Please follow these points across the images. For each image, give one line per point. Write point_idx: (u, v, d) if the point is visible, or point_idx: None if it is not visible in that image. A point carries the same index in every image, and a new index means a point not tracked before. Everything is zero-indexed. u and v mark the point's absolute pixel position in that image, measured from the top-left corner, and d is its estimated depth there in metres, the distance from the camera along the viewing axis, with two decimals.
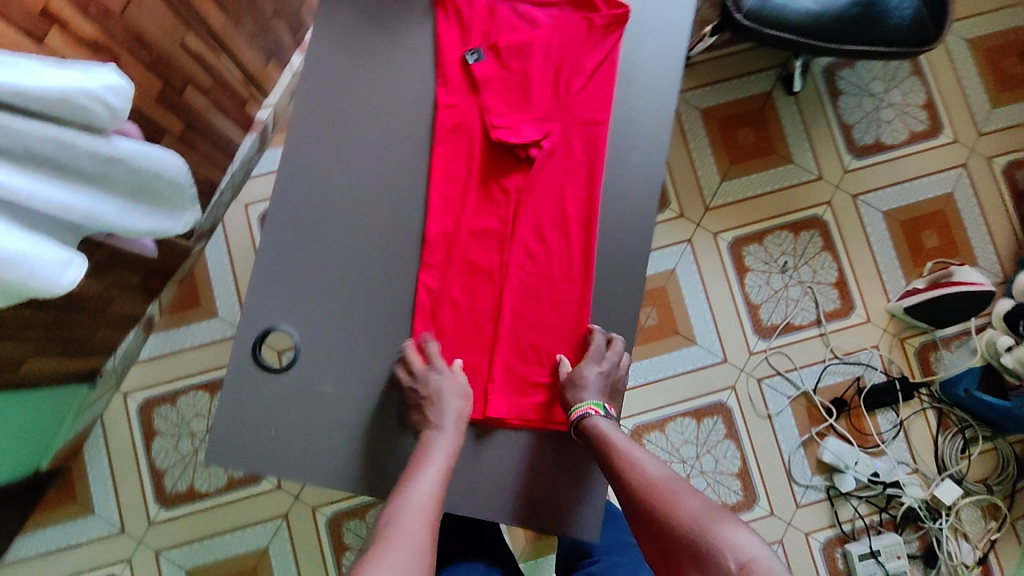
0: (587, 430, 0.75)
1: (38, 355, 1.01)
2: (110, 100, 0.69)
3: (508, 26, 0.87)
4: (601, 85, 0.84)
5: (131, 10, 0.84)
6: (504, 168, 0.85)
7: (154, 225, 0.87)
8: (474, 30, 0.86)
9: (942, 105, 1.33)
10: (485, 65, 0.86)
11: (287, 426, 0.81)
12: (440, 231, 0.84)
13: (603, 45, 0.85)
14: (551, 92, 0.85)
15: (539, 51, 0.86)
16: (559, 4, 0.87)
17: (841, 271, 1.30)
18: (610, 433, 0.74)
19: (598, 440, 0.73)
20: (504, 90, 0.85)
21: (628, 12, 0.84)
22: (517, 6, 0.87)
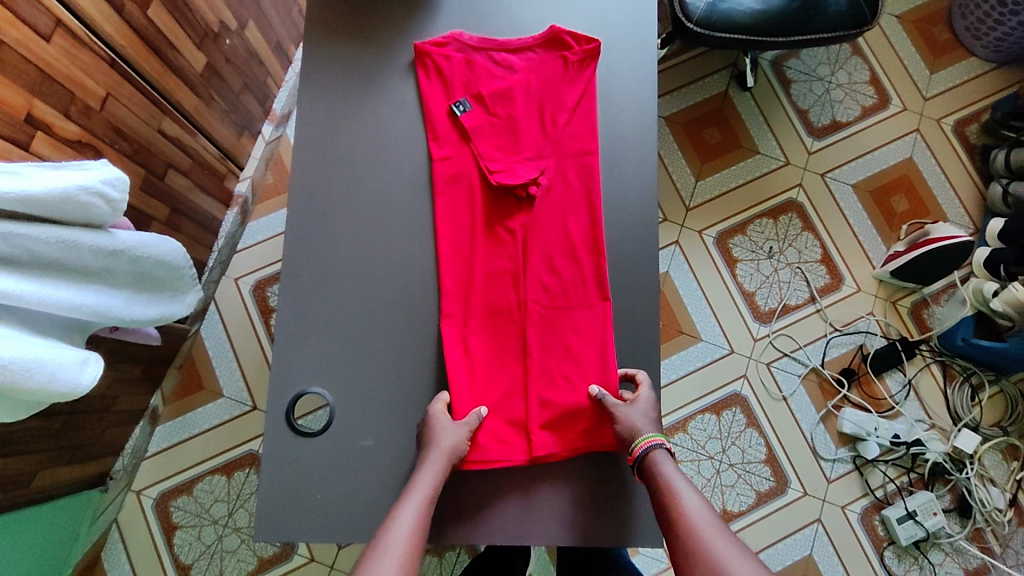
0: (648, 468, 0.73)
1: (48, 467, 0.98)
2: (109, 194, 0.69)
3: (487, 74, 0.90)
4: (586, 116, 0.88)
5: (110, 104, 0.84)
6: (506, 209, 0.86)
7: (159, 311, 0.86)
8: (455, 83, 0.89)
9: (886, 79, 1.41)
10: (473, 114, 0.88)
11: (327, 491, 0.80)
12: (456, 279, 0.85)
13: (581, 80, 0.88)
14: (538, 129, 0.88)
15: (521, 94, 0.89)
16: (532, 46, 0.90)
17: (825, 247, 1.35)
18: (672, 477, 0.71)
19: (660, 481, 0.71)
20: (495, 136, 0.88)
21: (599, 46, 0.88)
22: (493, 54, 0.90)
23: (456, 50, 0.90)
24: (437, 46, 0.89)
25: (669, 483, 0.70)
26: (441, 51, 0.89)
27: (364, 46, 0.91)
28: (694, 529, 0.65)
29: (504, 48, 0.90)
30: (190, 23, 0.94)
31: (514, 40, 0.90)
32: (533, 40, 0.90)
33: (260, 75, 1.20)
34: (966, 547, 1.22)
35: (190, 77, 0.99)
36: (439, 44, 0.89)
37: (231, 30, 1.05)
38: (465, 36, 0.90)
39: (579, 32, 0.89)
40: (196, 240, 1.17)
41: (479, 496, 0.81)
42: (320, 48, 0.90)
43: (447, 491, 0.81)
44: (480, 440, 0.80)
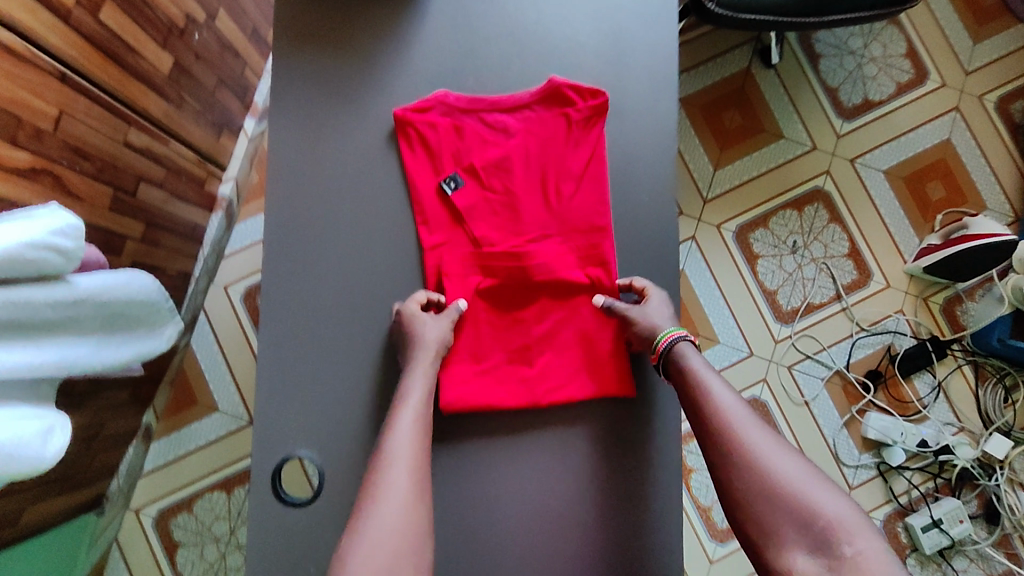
0: (674, 359, 0.73)
1: (36, 502, 0.93)
2: (62, 245, 0.61)
3: (479, 141, 0.84)
4: (593, 184, 0.82)
5: (65, 123, 0.75)
6: (512, 296, 0.82)
7: (137, 352, 0.79)
8: (444, 155, 0.83)
9: (924, 51, 1.28)
10: (467, 188, 0.83)
11: (327, 542, 0.76)
12: (456, 377, 0.79)
13: (585, 140, 0.83)
14: (542, 198, 0.83)
15: (519, 163, 0.83)
16: (529, 104, 0.84)
17: (853, 240, 1.26)
18: (699, 367, 0.72)
19: (684, 373, 0.72)
20: (492, 214, 0.83)
21: (606, 100, 0.82)
22: (484, 116, 0.84)
23: (442, 115, 0.83)
24: (419, 112, 0.82)
25: (701, 376, 0.71)
26: (424, 117, 0.82)
27: (353, 58, 0.84)
28: (728, 422, 0.67)
29: (496, 108, 0.84)
30: (152, 22, 0.84)
31: (509, 98, 0.84)
32: (530, 97, 0.83)
33: (237, 67, 1.10)
34: (993, 554, 1.18)
35: (156, 80, 0.89)
36: (422, 109, 0.82)
37: (200, 23, 0.94)
38: (451, 98, 0.83)
39: (582, 85, 0.83)
40: (180, 251, 1.09)
41: (485, 538, 0.79)
42: (306, 62, 0.84)
43: (453, 535, 0.79)
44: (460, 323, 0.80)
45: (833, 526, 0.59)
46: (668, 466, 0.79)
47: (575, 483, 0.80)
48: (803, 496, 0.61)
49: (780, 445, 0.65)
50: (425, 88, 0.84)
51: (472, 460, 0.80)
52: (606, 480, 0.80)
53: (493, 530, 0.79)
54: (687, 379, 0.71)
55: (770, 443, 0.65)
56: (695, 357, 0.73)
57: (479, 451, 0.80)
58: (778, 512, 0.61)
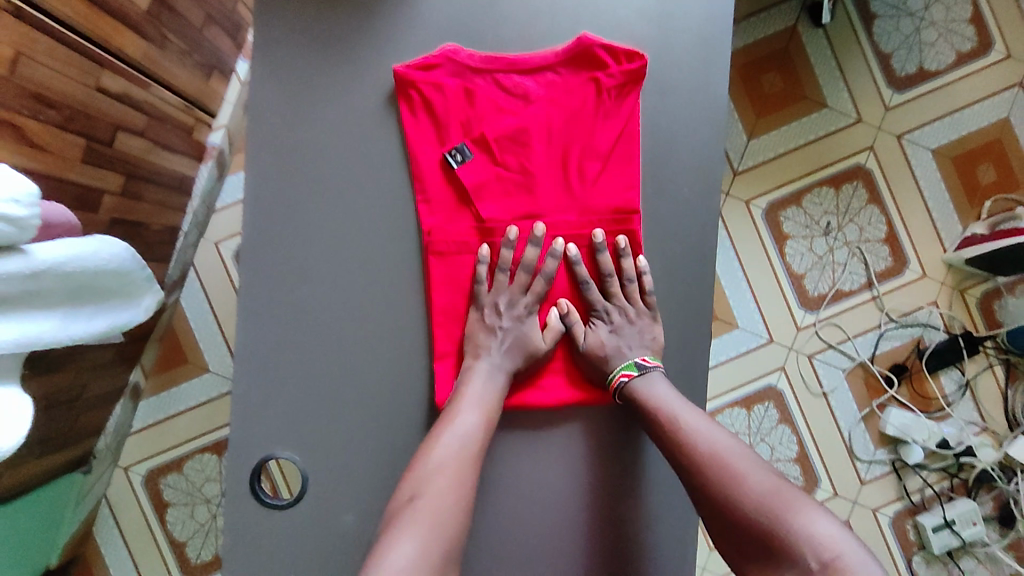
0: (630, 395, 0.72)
1: (16, 466, 0.90)
2: (14, 214, 0.53)
3: (492, 108, 0.74)
4: (622, 166, 0.74)
5: (24, 66, 0.66)
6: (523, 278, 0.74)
7: (111, 323, 0.72)
8: (451, 123, 0.74)
9: (991, 16, 1.15)
10: (479, 159, 0.74)
11: (314, 532, 0.72)
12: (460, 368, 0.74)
13: (618, 113, 0.74)
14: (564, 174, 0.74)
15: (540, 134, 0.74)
16: (555, 67, 0.75)
17: (891, 224, 1.17)
18: (663, 399, 0.70)
19: (645, 406, 0.70)
20: (504, 194, 0.74)
21: (644, 66, 0.73)
22: (499, 77, 0.75)
23: (450, 74, 0.74)
24: (424, 71, 0.73)
25: (666, 409, 0.69)
26: (428, 77, 0.73)
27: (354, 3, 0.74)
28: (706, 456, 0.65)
29: (514, 69, 0.75)
30: None
31: (531, 58, 0.75)
32: (555, 58, 0.74)
33: (228, 1, 0.99)
34: (1001, 557, 1.15)
35: (134, 16, 0.79)
36: (426, 67, 0.73)
37: None
38: (462, 55, 0.74)
39: (617, 46, 0.74)
40: (166, 204, 1.01)
41: (483, 540, 0.74)
42: (301, 5, 0.74)
43: None
44: (457, 301, 0.74)
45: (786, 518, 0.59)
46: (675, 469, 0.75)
47: (580, 477, 0.75)
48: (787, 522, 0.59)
49: (758, 470, 0.63)
50: (435, 42, 0.75)
51: None
52: (612, 478, 0.75)
53: (493, 522, 0.75)
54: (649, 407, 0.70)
55: (748, 469, 0.63)
56: (658, 386, 0.71)
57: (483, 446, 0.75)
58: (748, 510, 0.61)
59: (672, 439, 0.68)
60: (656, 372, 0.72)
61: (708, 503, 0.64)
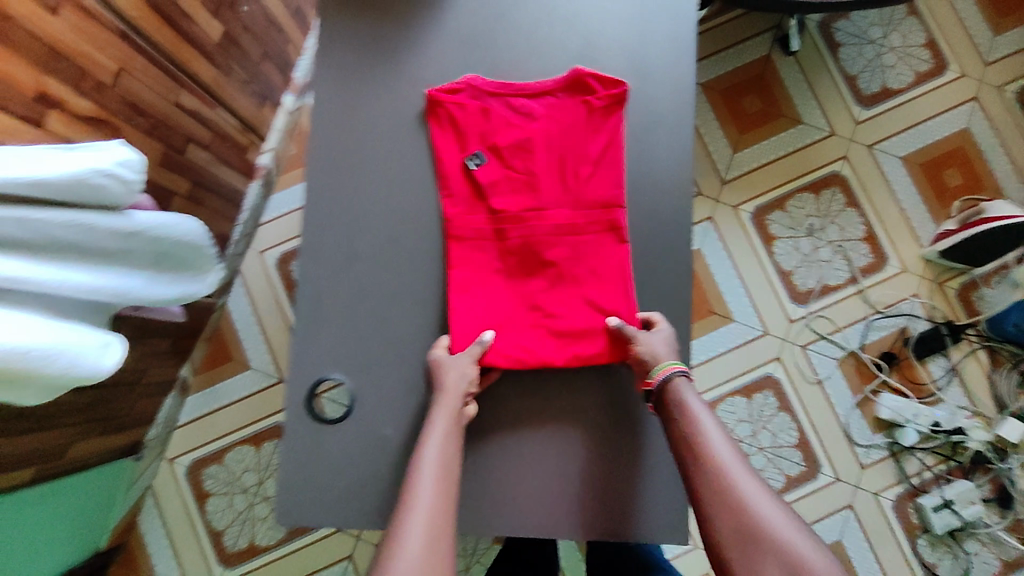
0: (667, 391, 0.75)
1: (82, 438, 1.00)
2: (124, 175, 0.67)
3: (504, 123, 0.85)
4: (610, 169, 0.83)
5: (123, 79, 0.82)
6: (528, 259, 0.83)
7: (181, 291, 0.84)
8: (470, 135, 0.85)
9: (944, 42, 1.30)
10: (493, 165, 0.85)
11: (349, 475, 0.80)
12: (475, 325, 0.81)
13: (605, 128, 0.84)
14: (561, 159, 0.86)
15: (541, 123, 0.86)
16: (553, 90, 0.85)
17: (869, 224, 1.28)
18: (690, 401, 0.73)
19: (676, 404, 0.73)
20: (512, 191, 0.84)
21: (627, 90, 0.84)
22: (511, 100, 0.86)
23: (471, 97, 0.85)
24: (450, 94, 0.85)
25: (692, 411, 0.72)
26: (454, 99, 0.85)
27: (387, 16, 0.88)
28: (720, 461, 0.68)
29: (522, 93, 0.85)
30: None
31: (535, 83, 0.86)
32: (554, 84, 0.85)
33: (280, 42, 1.17)
34: (1004, 538, 1.18)
35: (207, 47, 0.96)
36: (452, 91, 0.85)
37: None
38: (480, 81, 0.85)
39: (605, 75, 0.84)
40: (219, 213, 1.15)
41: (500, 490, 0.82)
42: (341, 19, 0.88)
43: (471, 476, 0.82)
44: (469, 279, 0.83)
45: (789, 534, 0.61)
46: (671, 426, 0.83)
47: (590, 419, 0.83)
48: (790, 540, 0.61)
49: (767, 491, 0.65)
50: (455, 43, 0.87)
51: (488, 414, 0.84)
52: (618, 424, 0.83)
53: (512, 465, 0.83)
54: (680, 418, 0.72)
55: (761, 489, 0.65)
56: (689, 393, 0.74)
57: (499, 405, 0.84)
58: (756, 553, 0.61)
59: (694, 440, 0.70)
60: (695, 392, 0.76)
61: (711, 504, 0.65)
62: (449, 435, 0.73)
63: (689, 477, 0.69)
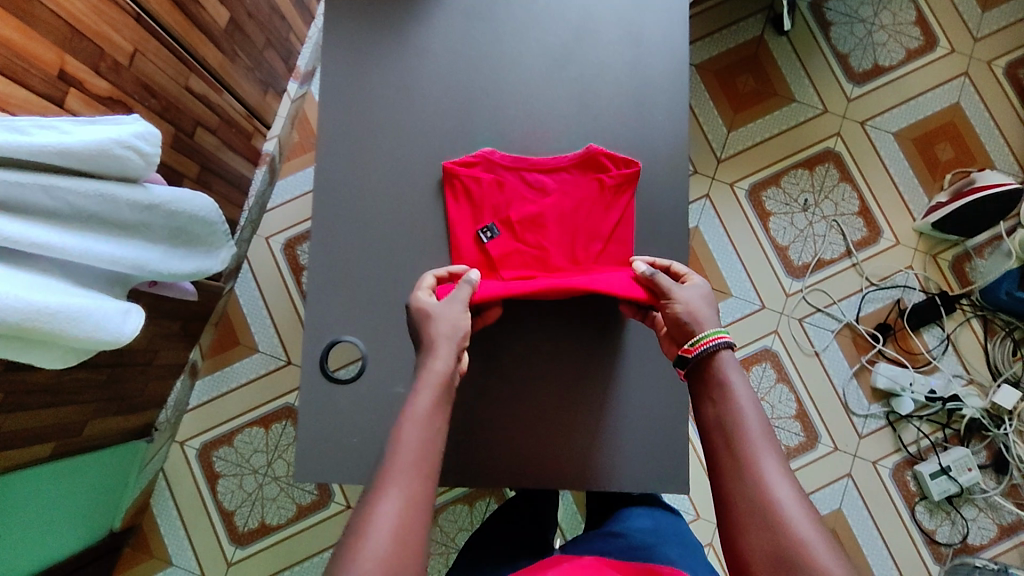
0: (710, 369, 0.64)
1: (98, 417, 1.03)
2: (142, 147, 0.70)
3: (518, 198, 0.85)
4: (620, 247, 0.84)
5: (138, 60, 0.85)
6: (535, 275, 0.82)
7: (196, 265, 0.87)
8: (484, 208, 0.85)
9: (934, 19, 1.33)
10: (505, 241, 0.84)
11: (358, 441, 0.82)
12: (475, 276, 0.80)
13: (617, 206, 0.84)
14: (561, 129, 0.88)
15: (540, 96, 0.88)
16: (567, 167, 0.86)
17: (863, 199, 1.30)
18: (736, 386, 0.62)
19: (721, 386, 0.62)
20: (523, 265, 0.83)
21: (639, 171, 0.85)
22: (525, 174, 0.86)
23: (486, 170, 0.85)
24: (466, 166, 0.85)
25: (734, 396, 0.61)
26: (470, 171, 0.85)
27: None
28: (758, 460, 0.56)
29: (536, 169, 0.86)
30: None
31: (550, 161, 0.86)
32: (568, 161, 0.85)
33: (283, 30, 1.20)
34: (1001, 503, 1.20)
35: (214, 32, 0.98)
36: (468, 164, 0.85)
37: None
38: (496, 155, 0.86)
39: (618, 155, 0.85)
40: (227, 198, 1.18)
41: (503, 455, 0.84)
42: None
43: (476, 442, 0.84)
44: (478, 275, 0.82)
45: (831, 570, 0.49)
46: (671, 388, 0.85)
47: (588, 384, 0.85)
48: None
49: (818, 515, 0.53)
50: (454, 21, 0.89)
51: (491, 382, 0.86)
52: (621, 385, 0.85)
53: (514, 431, 0.85)
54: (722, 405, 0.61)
55: (809, 508, 0.53)
56: (738, 377, 0.63)
57: (504, 373, 0.86)
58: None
59: (732, 433, 0.59)
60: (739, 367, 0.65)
61: (743, 507, 0.54)
62: (435, 409, 0.60)
63: (719, 471, 0.58)
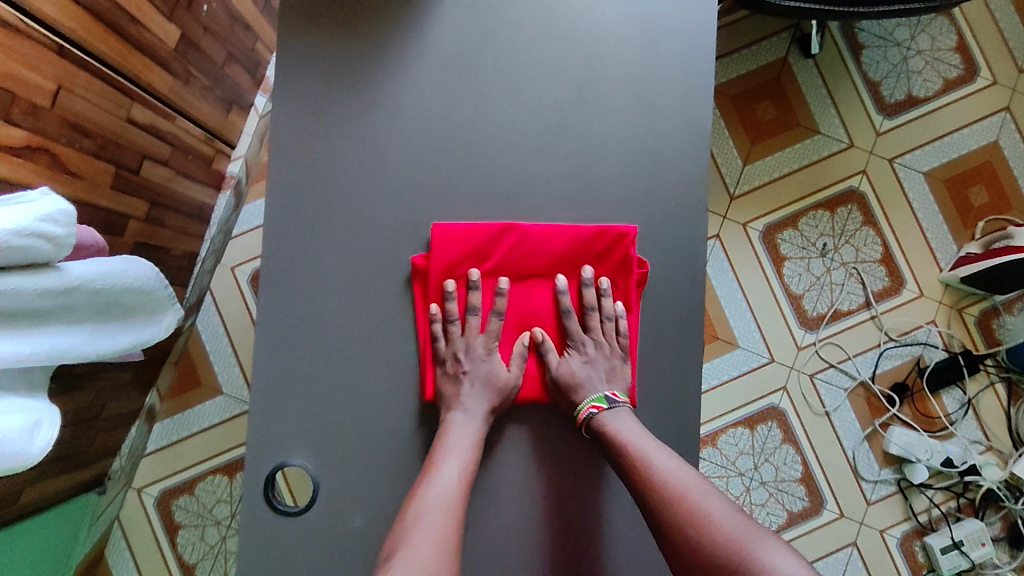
0: (596, 427, 0.71)
1: (36, 482, 0.91)
2: (50, 232, 0.58)
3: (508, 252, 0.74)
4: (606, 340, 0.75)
5: (62, 98, 0.70)
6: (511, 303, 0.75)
7: (133, 340, 0.76)
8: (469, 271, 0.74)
9: (976, 46, 1.20)
10: (471, 300, 0.74)
11: (319, 552, 0.72)
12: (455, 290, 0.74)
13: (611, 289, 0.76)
14: (559, 193, 0.75)
15: (537, 152, 0.75)
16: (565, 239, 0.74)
17: (887, 245, 1.19)
18: (624, 431, 0.70)
19: (609, 437, 0.70)
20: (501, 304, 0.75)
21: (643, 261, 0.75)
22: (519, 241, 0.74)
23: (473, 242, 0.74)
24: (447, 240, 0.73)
25: (628, 443, 0.69)
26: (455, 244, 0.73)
27: (363, 24, 0.76)
28: (677, 496, 0.64)
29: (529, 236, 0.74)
30: None
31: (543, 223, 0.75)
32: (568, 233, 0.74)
33: (248, 40, 1.05)
34: None
35: (161, 53, 0.84)
36: (451, 238, 0.73)
37: None
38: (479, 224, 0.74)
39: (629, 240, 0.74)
40: (185, 231, 1.05)
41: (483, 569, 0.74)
42: (310, 26, 0.76)
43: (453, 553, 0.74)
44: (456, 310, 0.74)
45: (745, 543, 0.60)
46: None
47: (578, 493, 0.74)
48: (753, 551, 0.59)
49: (728, 506, 0.64)
50: (439, 60, 0.76)
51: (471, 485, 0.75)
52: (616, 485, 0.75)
53: (494, 552, 0.73)
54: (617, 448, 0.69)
55: (717, 503, 0.64)
56: (624, 422, 0.71)
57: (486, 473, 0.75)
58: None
59: (642, 480, 0.66)
60: (625, 408, 0.73)
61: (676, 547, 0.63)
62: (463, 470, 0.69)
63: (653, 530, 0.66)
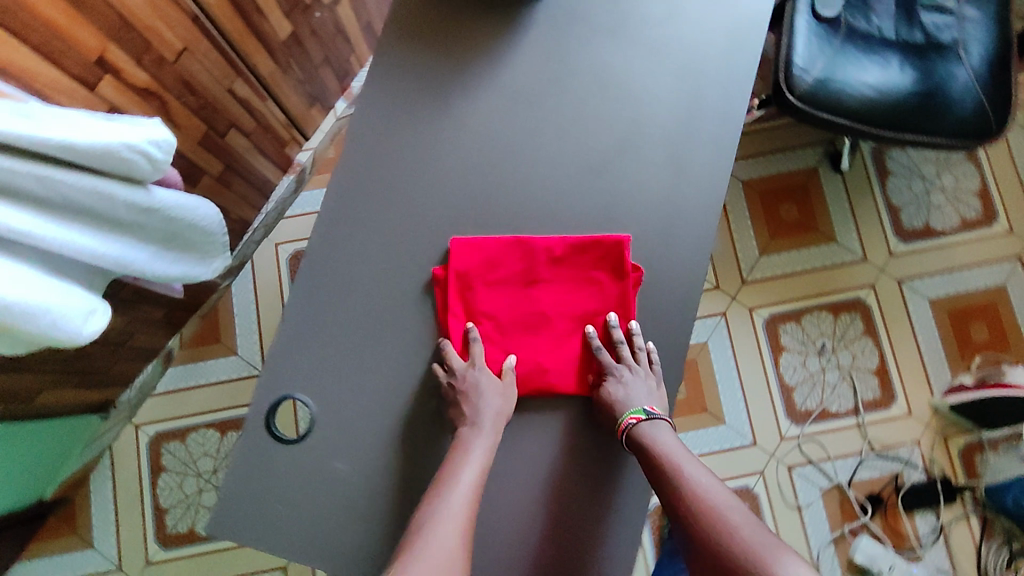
0: (633, 437, 0.75)
1: (55, 387, 1.00)
2: (154, 154, 0.68)
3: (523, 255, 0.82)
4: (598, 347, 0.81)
5: (183, 57, 0.83)
6: (516, 302, 0.82)
7: (183, 271, 0.85)
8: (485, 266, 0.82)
9: (998, 194, 1.28)
10: (483, 290, 0.82)
11: (292, 495, 0.78)
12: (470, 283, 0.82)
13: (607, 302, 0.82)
14: (582, 227, 0.84)
15: (570, 189, 0.85)
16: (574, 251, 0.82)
17: (883, 357, 1.24)
18: (660, 446, 0.73)
19: (644, 448, 0.73)
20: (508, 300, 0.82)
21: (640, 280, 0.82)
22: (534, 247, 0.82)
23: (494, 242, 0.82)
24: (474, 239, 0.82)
25: (662, 455, 0.72)
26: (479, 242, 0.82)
27: (446, 53, 0.89)
28: (702, 508, 0.67)
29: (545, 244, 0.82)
30: None
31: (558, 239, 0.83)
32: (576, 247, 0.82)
33: (344, 51, 1.20)
34: None
35: (272, 43, 0.98)
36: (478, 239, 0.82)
37: (323, 4, 1.04)
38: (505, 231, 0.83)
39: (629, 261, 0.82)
40: (246, 200, 1.17)
41: None
42: (402, 45, 0.88)
43: None
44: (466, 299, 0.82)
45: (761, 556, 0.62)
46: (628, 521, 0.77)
47: (550, 503, 0.77)
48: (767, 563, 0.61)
49: (751, 520, 0.65)
50: (503, 94, 0.87)
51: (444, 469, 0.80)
52: (582, 496, 0.78)
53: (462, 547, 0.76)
54: (650, 459, 0.72)
55: (741, 517, 0.66)
56: (662, 434, 0.74)
57: None
58: None
59: (673, 491, 0.70)
60: (665, 422, 0.76)
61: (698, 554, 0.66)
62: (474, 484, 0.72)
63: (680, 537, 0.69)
